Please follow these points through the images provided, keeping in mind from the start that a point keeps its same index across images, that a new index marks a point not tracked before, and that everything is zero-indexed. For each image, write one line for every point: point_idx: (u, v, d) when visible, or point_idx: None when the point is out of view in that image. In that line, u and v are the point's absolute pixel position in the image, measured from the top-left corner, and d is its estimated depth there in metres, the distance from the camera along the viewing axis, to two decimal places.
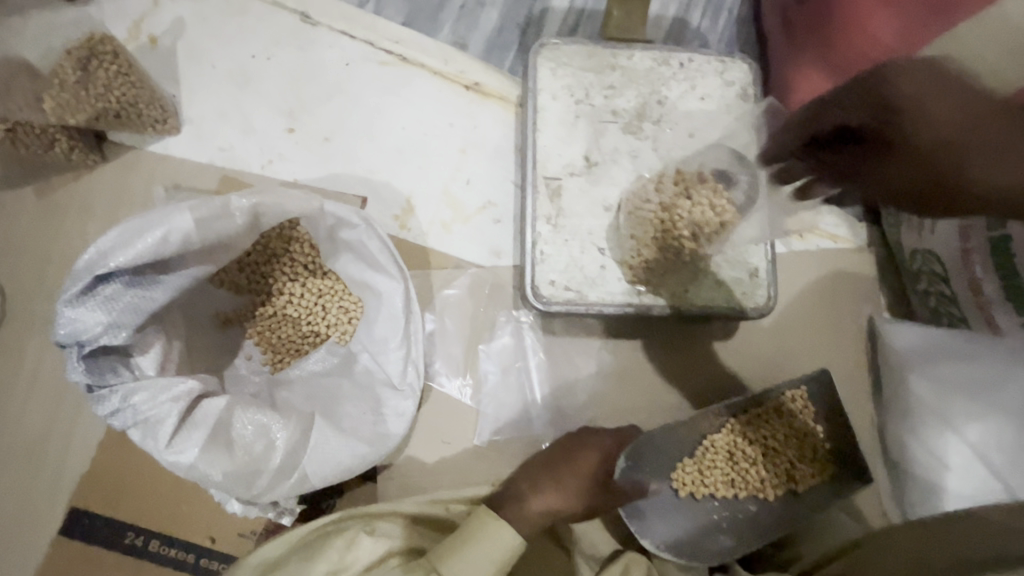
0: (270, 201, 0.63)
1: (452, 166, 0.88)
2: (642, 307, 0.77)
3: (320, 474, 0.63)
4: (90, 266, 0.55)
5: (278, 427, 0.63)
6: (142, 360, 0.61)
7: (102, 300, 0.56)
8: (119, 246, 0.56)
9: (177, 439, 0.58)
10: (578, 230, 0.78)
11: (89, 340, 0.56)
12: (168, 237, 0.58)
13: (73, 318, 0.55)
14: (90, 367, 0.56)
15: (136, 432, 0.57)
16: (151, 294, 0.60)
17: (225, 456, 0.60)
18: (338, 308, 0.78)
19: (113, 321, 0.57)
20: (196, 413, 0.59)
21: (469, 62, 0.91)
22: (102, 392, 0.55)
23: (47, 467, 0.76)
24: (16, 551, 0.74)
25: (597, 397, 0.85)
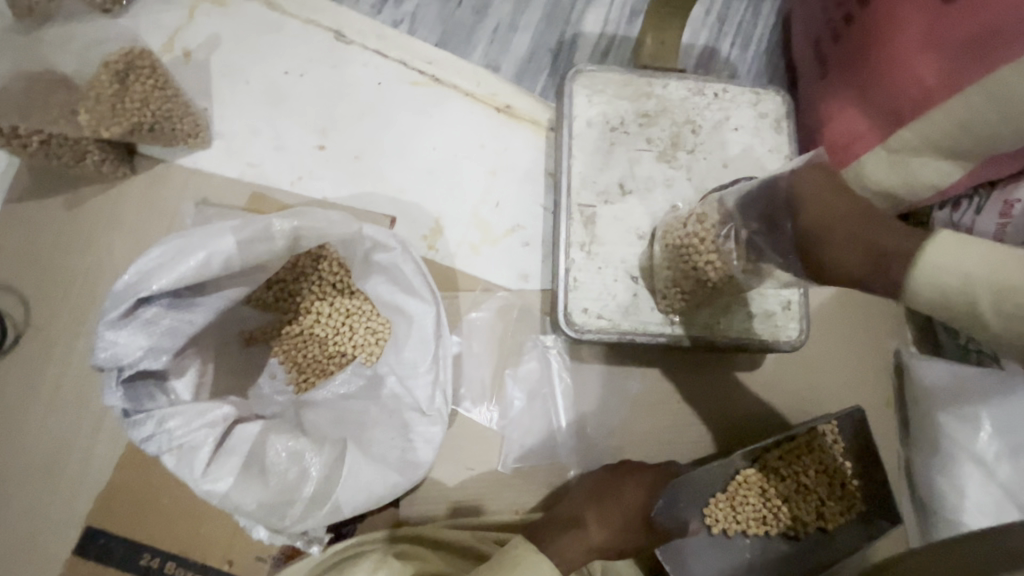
0: (312, 224, 0.64)
1: (482, 188, 0.88)
2: (674, 337, 0.76)
3: (353, 502, 0.62)
4: (133, 289, 0.55)
5: (312, 455, 0.62)
6: (177, 384, 0.61)
7: (142, 324, 0.56)
8: (162, 270, 0.56)
9: (212, 468, 0.56)
10: (611, 258, 0.77)
11: (129, 364, 0.55)
12: (210, 260, 0.58)
13: (113, 342, 0.54)
14: (127, 392, 0.55)
15: (171, 459, 0.55)
16: (189, 318, 0.60)
17: (259, 484, 0.59)
18: (366, 329, 0.77)
19: (154, 345, 0.56)
20: (231, 440, 0.58)
21: (501, 84, 0.91)
22: (138, 417, 0.54)
23: (64, 483, 0.75)
24: (28, 570, 0.72)
25: (623, 425, 0.84)
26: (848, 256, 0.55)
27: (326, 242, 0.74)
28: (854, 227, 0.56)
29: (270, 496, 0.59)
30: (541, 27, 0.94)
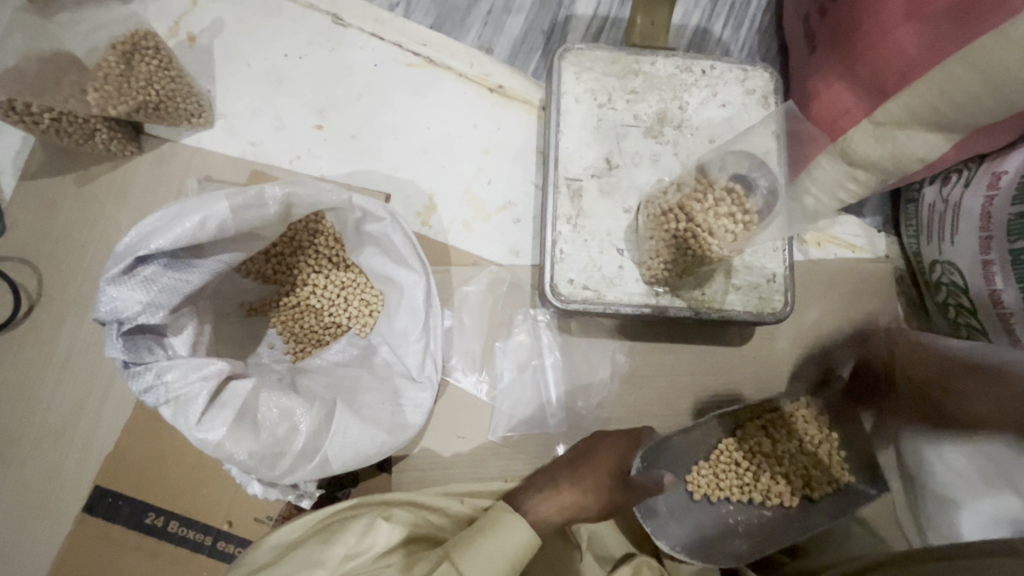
0: (304, 193, 0.66)
1: (474, 167, 0.90)
2: (659, 308, 0.77)
3: (340, 459, 0.64)
4: (133, 248, 0.58)
5: (301, 412, 0.65)
6: (175, 340, 0.63)
7: (141, 281, 0.59)
8: (159, 231, 0.59)
9: (206, 418, 0.60)
10: (597, 231, 0.79)
11: (128, 318, 0.58)
12: (205, 223, 0.61)
13: (114, 297, 0.58)
14: (127, 345, 0.58)
15: (168, 410, 0.59)
16: (189, 277, 0.63)
17: (252, 437, 0.62)
18: (360, 300, 0.80)
19: (151, 300, 0.59)
20: (224, 394, 0.62)
21: (494, 65, 0.93)
22: (137, 368, 0.57)
23: (75, 445, 0.79)
24: (41, 526, 0.77)
25: (612, 397, 0.86)
26: None
27: (319, 209, 0.77)
28: None
29: (264, 446, 0.62)
30: (534, 9, 0.96)
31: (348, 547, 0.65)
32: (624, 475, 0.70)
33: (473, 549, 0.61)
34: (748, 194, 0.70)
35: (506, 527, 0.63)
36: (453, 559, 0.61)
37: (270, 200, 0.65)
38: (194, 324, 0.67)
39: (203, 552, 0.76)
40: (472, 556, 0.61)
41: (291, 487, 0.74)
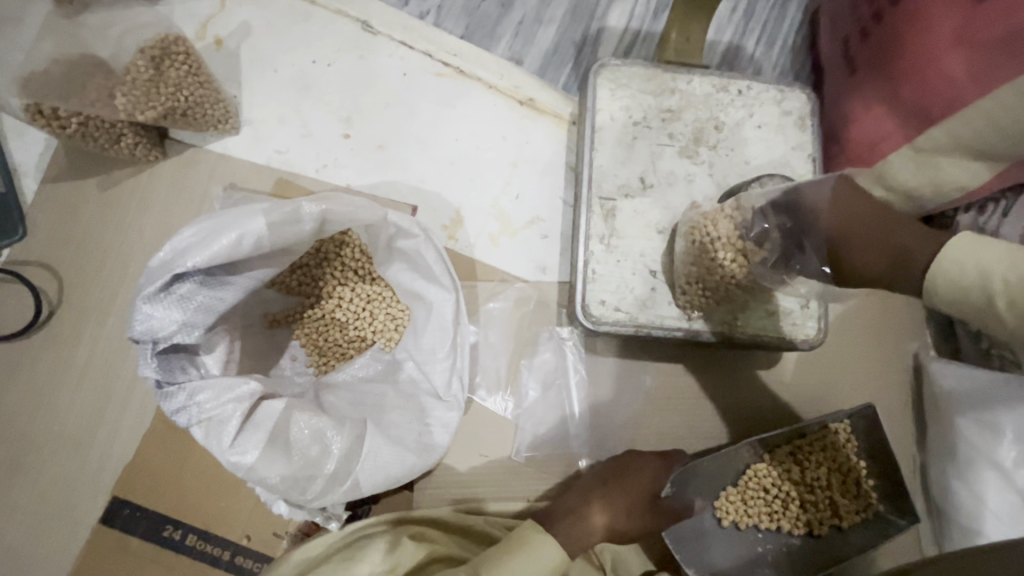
0: (338, 210, 0.65)
1: (502, 180, 0.89)
2: (691, 332, 0.76)
3: (372, 481, 0.64)
4: (168, 265, 0.57)
5: (334, 434, 0.64)
6: (206, 359, 0.63)
7: (177, 299, 0.58)
8: (195, 248, 0.58)
9: (240, 439, 0.58)
10: (629, 252, 0.78)
11: (163, 337, 0.58)
12: (242, 240, 0.60)
13: (149, 316, 0.57)
14: (161, 364, 0.58)
15: (200, 430, 0.57)
16: (223, 295, 0.63)
17: (283, 459, 0.61)
18: (385, 315, 0.78)
19: (187, 320, 0.59)
20: (257, 414, 0.60)
21: (525, 77, 0.92)
22: (170, 388, 0.56)
23: (92, 455, 0.78)
24: (58, 537, 0.75)
25: (637, 418, 0.84)
26: (860, 220, 0.59)
27: (346, 228, 0.77)
28: (863, 216, 0.59)
29: (295, 467, 0.61)
30: (566, 21, 0.94)
31: (376, 564, 0.65)
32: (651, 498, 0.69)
33: (500, 567, 0.59)
34: None
35: (535, 544, 0.61)
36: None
37: (305, 217, 0.64)
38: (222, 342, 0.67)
39: (221, 567, 0.75)
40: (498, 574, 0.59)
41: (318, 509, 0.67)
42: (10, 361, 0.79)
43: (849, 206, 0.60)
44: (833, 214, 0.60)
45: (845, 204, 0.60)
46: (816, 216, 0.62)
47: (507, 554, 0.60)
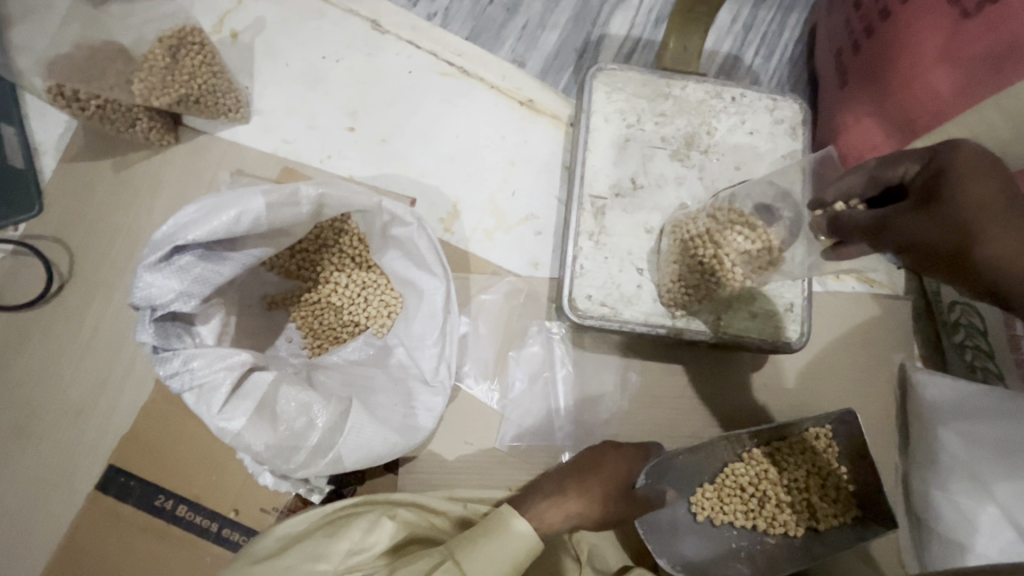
0: (337, 194, 0.68)
1: (500, 177, 0.91)
2: (676, 331, 0.78)
3: (354, 456, 0.66)
4: (171, 237, 0.60)
5: (319, 408, 0.67)
6: (202, 329, 0.67)
7: (177, 269, 0.61)
8: (198, 222, 0.61)
9: (229, 406, 0.61)
10: (617, 250, 0.80)
11: (161, 305, 0.60)
12: (240, 218, 0.63)
13: (150, 284, 0.60)
14: (158, 330, 0.60)
15: (191, 396, 0.60)
16: (223, 269, 0.66)
17: (269, 429, 0.63)
18: (379, 301, 0.81)
19: (185, 290, 0.61)
20: (246, 384, 0.63)
21: (526, 79, 0.94)
22: (166, 353, 0.59)
23: (91, 424, 0.81)
24: (54, 501, 0.78)
25: (621, 415, 0.86)
26: (982, 193, 0.49)
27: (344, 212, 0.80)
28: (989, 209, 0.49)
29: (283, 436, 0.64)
30: (569, 27, 0.97)
31: (354, 541, 0.65)
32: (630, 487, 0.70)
33: (474, 548, 0.61)
34: (768, 223, 0.68)
35: (511, 530, 0.62)
36: (454, 558, 0.61)
37: (303, 201, 0.67)
38: (219, 313, 0.70)
39: (208, 539, 0.77)
40: (473, 554, 0.60)
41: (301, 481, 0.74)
42: (20, 330, 0.83)
43: (993, 178, 0.50)
44: (978, 184, 0.49)
45: (988, 175, 0.50)
46: (965, 190, 0.50)
47: (485, 535, 0.62)
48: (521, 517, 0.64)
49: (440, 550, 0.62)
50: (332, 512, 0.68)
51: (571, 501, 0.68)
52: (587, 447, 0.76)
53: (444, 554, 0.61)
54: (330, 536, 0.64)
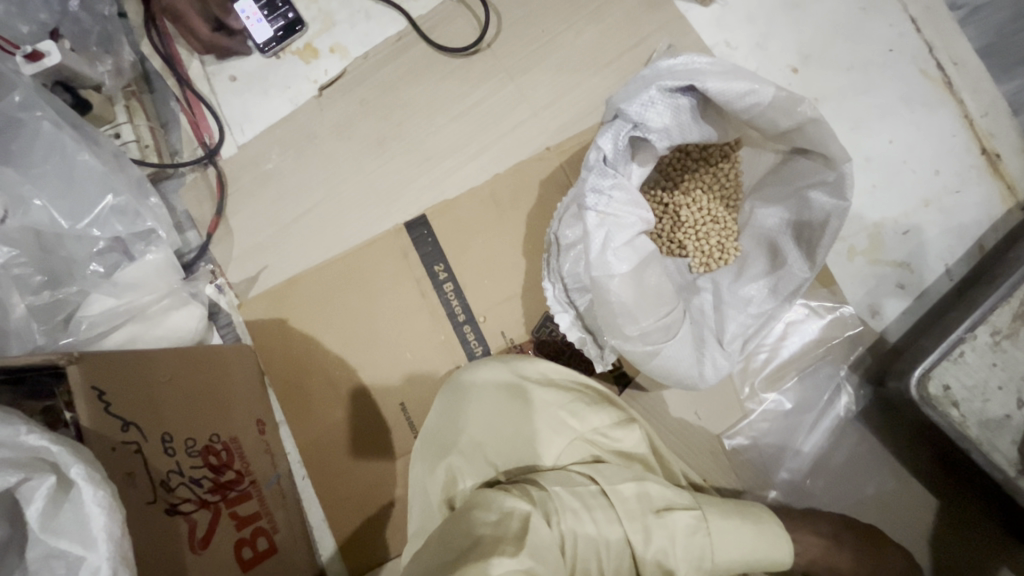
0: (827, 129, 0.60)
1: (903, 208, 0.81)
2: (1011, 485, 0.66)
3: (658, 368, 0.63)
4: (693, 74, 0.57)
5: (665, 309, 0.62)
6: (634, 169, 0.63)
7: (674, 106, 0.59)
8: (717, 75, 0.58)
9: (622, 250, 0.60)
10: (1012, 365, 0.68)
11: (641, 128, 0.59)
12: (749, 96, 0.59)
13: (648, 103, 0.58)
14: (619, 145, 0.59)
15: (597, 219, 0.59)
16: (695, 131, 0.63)
17: (629, 289, 0.61)
18: (717, 241, 0.76)
19: (666, 129, 0.59)
20: (638, 240, 0.62)
21: (1008, 132, 0.80)
22: (610, 169, 0.59)
23: (429, 174, 0.89)
24: (373, 212, 0.89)
25: (851, 503, 0.77)
26: None
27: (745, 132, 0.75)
28: None
29: (637, 300, 0.61)
30: None
31: (602, 424, 0.66)
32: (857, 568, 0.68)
33: (728, 519, 0.59)
34: None
35: (772, 531, 0.61)
36: (704, 512, 0.59)
37: (795, 114, 0.61)
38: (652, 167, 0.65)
39: (452, 323, 0.84)
40: (723, 523, 0.59)
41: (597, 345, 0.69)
42: (425, 67, 0.91)
43: None
44: None
45: None
46: None
47: (733, 507, 0.61)
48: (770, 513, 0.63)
49: (694, 498, 0.60)
50: (574, 383, 0.70)
51: (821, 545, 0.67)
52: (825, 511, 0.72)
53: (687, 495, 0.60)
54: (588, 405, 0.67)
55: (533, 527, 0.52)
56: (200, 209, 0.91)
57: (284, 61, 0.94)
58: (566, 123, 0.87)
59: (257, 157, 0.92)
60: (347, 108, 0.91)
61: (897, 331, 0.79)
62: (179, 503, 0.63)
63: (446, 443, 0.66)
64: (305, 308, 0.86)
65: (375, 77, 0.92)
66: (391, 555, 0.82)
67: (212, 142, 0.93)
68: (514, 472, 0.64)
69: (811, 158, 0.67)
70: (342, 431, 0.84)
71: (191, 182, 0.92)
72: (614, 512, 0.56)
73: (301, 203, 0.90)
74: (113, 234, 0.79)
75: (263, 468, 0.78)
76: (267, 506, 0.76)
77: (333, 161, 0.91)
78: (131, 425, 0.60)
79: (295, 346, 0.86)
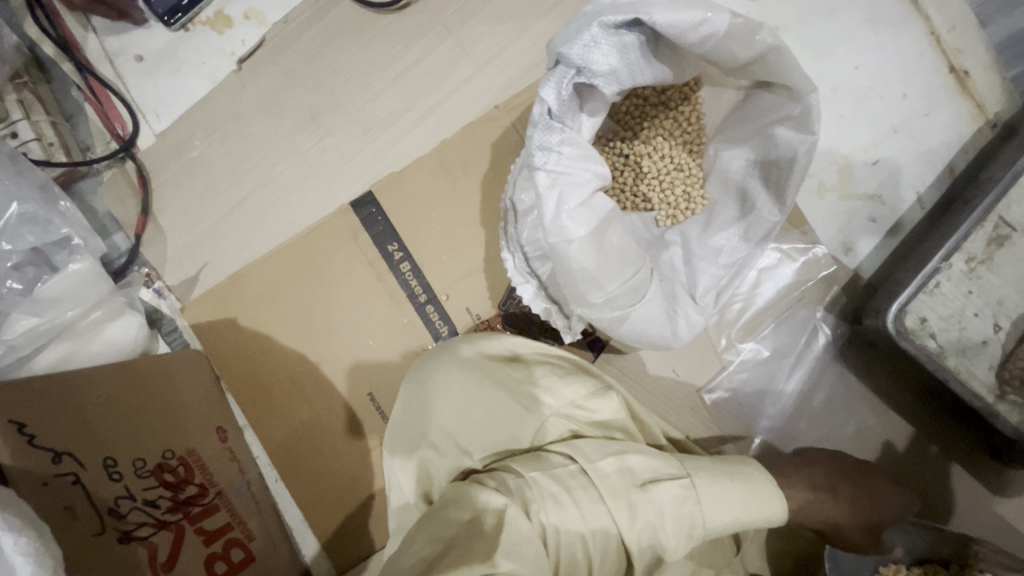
0: (788, 57, 0.55)
1: (871, 138, 0.77)
2: (990, 410, 0.66)
3: (629, 332, 0.60)
4: (639, 5, 0.52)
5: (632, 271, 0.58)
6: (584, 120, 0.58)
7: (620, 44, 0.54)
8: (665, 5, 0.53)
9: (577, 212, 0.55)
10: (988, 291, 0.66)
11: (587, 73, 0.54)
12: (700, 27, 0.54)
13: (591, 42, 0.52)
14: (563, 93, 0.54)
15: (545, 178, 0.54)
16: (646, 71, 0.58)
17: (591, 251, 0.56)
18: (683, 190, 0.72)
19: (614, 71, 0.55)
20: (594, 199, 0.58)
21: (976, 47, 0.76)
22: (555, 123, 0.54)
23: (372, 146, 0.82)
24: (315, 194, 0.82)
25: (833, 443, 0.77)
26: None
27: (704, 70, 0.70)
28: None
29: (599, 264, 0.57)
30: None
31: (578, 395, 0.63)
32: (849, 520, 0.67)
33: (717, 483, 0.57)
34: None
35: (764, 490, 0.59)
36: (693, 480, 0.56)
37: (753, 43, 0.55)
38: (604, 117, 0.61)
39: (413, 304, 0.79)
40: (711, 488, 0.57)
41: (565, 315, 0.65)
42: (353, 27, 0.82)
43: None
44: None
45: None
46: None
47: (724, 472, 0.59)
48: (748, 461, 0.61)
49: (681, 466, 0.58)
50: (540, 354, 0.67)
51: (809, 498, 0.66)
52: (820, 455, 0.70)
53: (673, 462, 0.58)
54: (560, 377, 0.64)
55: (510, 521, 0.49)
56: (124, 209, 0.83)
57: (195, 34, 0.85)
58: (512, 77, 0.80)
59: (179, 145, 0.84)
60: (271, 81, 0.83)
61: (872, 267, 0.77)
62: (134, 529, 0.59)
63: (416, 435, 0.62)
64: (254, 304, 0.80)
65: (298, 43, 0.83)
66: (377, 547, 0.80)
67: (126, 131, 0.84)
68: (490, 458, 0.60)
69: (772, 91, 0.62)
70: (312, 429, 0.80)
71: (109, 179, 0.84)
72: (596, 491, 0.53)
73: (234, 191, 0.83)
74: (27, 246, 0.70)
75: (230, 478, 0.73)
76: (239, 516, 0.72)
77: (263, 141, 0.83)
78: (64, 456, 0.56)
79: (248, 345, 0.80)
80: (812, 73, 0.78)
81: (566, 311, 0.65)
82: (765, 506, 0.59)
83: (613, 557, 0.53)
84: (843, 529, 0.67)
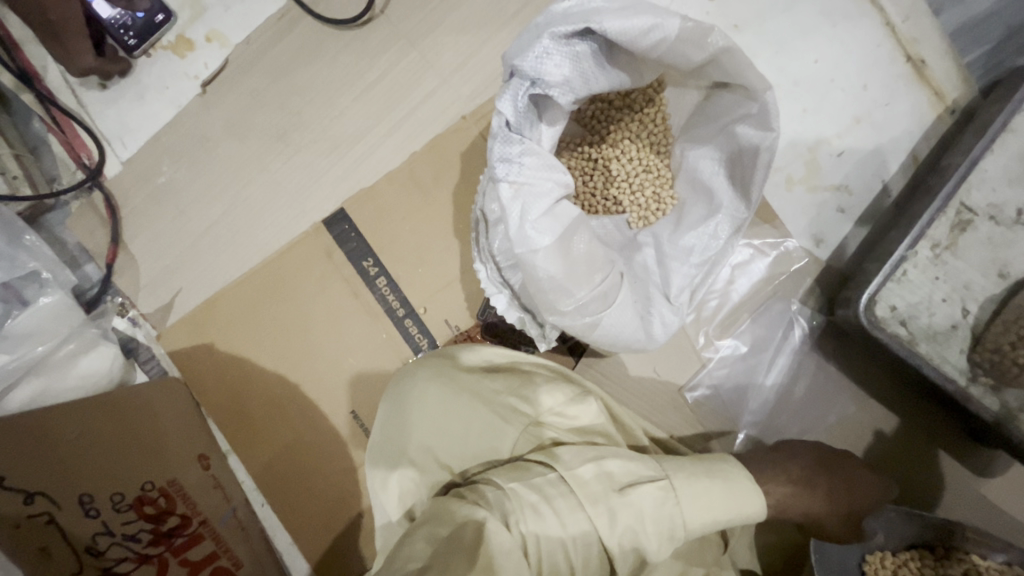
0: (740, 57, 0.56)
1: (835, 130, 0.78)
2: (963, 393, 0.67)
3: (603, 337, 0.60)
4: (588, 15, 0.53)
5: (601, 276, 0.58)
6: (544, 130, 0.59)
7: (573, 53, 0.54)
8: (613, 13, 0.53)
9: (542, 221, 0.56)
10: (954, 276, 0.67)
11: (542, 84, 0.54)
12: (650, 32, 0.55)
13: (544, 54, 0.53)
14: (520, 105, 0.54)
15: (508, 190, 0.54)
16: (602, 78, 0.58)
17: (558, 259, 0.56)
18: (652, 191, 0.73)
19: (569, 80, 0.55)
20: (558, 207, 0.58)
21: (931, 36, 0.77)
22: (514, 135, 0.54)
23: (341, 163, 0.82)
24: (287, 213, 0.82)
25: (815, 433, 0.77)
26: None
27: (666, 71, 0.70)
28: None
29: (567, 271, 0.57)
30: None
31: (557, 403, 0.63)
32: (831, 511, 0.67)
33: (698, 482, 0.57)
34: None
35: (743, 484, 0.60)
36: (672, 481, 0.57)
37: (706, 46, 0.56)
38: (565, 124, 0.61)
39: (391, 319, 0.78)
40: (692, 488, 0.57)
41: (539, 323, 0.65)
42: (316, 46, 0.82)
43: None
44: None
45: None
46: None
47: (704, 470, 0.59)
48: (728, 458, 0.62)
49: (660, 467, 0.58)
50: (518, 364, 0.67)
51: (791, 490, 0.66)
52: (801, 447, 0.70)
53: (654, 464, 0.58)
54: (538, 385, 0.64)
55: (489, 535, 0.49)
56: (93, 239, 0.82)
57: (157, 59, 0.84)
58: (477, 87, 0.80)
59: (147, 172, 0.83)
60: (236, 102, 0.82)
61: (843, 258, 0.78)
62: (113, 566, 0.59)
63: (395, 452, 0.62)
64: (230, 328, 0.79)
65: (261, 64, 0.82)
66: (367, 565, 0.79)
67: (91, 160, 0.84)
68: (471, 470, 0.60)
69: (732, 91, 0.63)
70: (295, 450, 0.79)
71: (77, 210, 0.83)
72: (575, 498, 0.53)
73: (205, 215, 0.82)
74: None
75: (214, 506, 0.72)
76: (225, 543, 0.70)
77: (232, 163, 0.82)
78: (36, 496, 0.55)
79: (227, 370, 0.80)
80: (774, 69, 0.79)
81: (540, 319, 0.65)
82: (745, 502, 0.59)
83: (596, 562, 0.53)
84: (827, 520, 0.67)
